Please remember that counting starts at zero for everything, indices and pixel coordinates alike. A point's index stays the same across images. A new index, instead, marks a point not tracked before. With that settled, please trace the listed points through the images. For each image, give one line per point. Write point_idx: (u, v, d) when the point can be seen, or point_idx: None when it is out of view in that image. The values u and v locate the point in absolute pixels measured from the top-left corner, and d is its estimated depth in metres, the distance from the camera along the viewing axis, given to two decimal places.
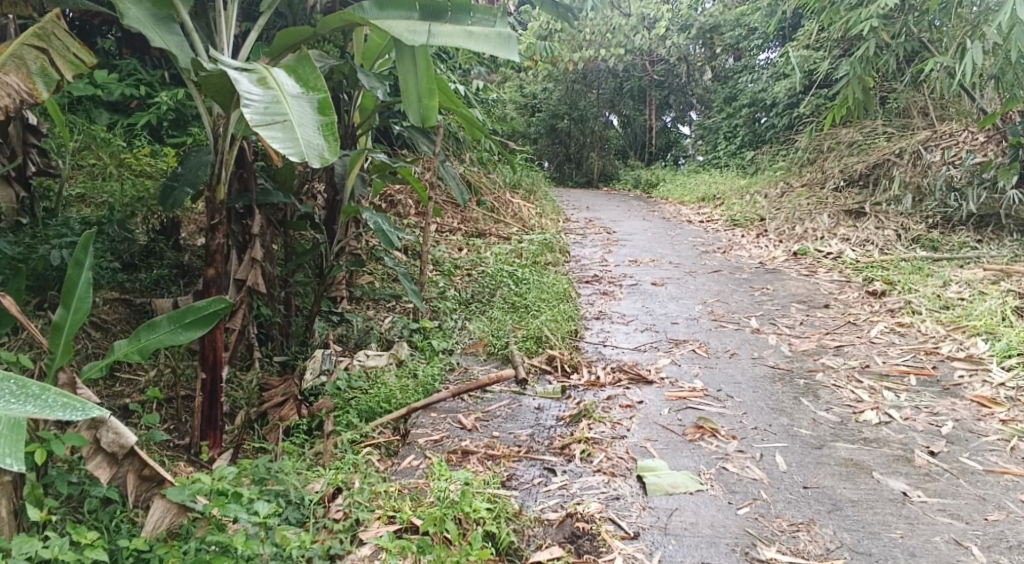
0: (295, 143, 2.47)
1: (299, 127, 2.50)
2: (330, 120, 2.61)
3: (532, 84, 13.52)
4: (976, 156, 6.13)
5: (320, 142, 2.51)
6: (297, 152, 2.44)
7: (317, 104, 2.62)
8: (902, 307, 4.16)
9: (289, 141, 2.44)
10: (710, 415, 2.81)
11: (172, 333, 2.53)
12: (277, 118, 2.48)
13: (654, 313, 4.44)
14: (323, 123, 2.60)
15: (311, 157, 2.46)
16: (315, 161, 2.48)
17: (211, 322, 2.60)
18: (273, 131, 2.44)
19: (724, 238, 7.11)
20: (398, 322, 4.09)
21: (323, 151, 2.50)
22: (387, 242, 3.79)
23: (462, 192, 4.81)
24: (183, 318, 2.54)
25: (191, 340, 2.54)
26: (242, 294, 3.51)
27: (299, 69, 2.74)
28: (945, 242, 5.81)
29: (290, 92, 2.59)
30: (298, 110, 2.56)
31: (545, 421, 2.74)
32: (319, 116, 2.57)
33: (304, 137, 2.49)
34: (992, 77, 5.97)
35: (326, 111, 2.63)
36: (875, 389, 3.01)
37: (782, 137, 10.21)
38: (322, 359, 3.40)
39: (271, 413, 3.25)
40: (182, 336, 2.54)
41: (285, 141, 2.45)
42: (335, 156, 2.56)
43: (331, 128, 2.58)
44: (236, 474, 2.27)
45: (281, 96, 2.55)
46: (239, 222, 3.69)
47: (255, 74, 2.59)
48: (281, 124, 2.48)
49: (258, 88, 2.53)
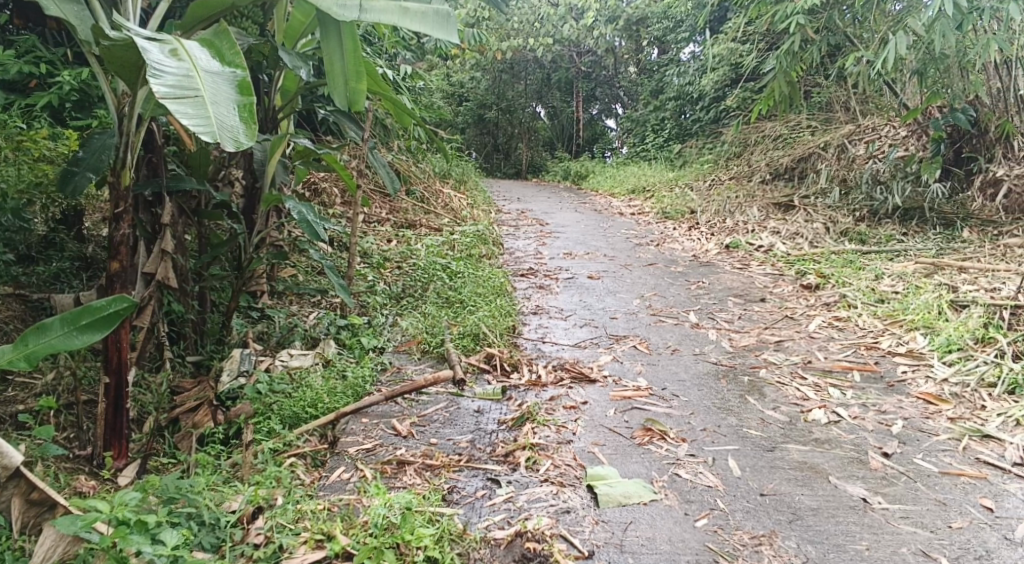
0: (206, 121, 2.19)
1: (213, 105, 2.22)
2: (250, 102, 2.33)
3: (461, 73, 13.25)
4: (897, 152, 6.43)
5: (236, 123, 2.24)
6: (208, 132, 2.17)
7: (236, 83, 2.34)
8: (837, 301, 4.26)
9: (200, 119, 2.17)
10: (657, 416, 2.70)
11: (70, 338, 2.24)
12: (187, 93, 2.20)
13: (592, 308, 4.32)
14: (242, 104, 2.32)
15: (223, 139, 2.19)
16: (229, 144, 2.21)
17: (112, 323, 2.31)
18: (182, 107, 2.16)
19: (657, 230, 7.08)
20: (325, 317, 3.83)
21: (238, 134, 2.23)
22: (312, 236, 3.45)
23: (393, 182, 4.54)
24: (78, 320, 2.25)
25: (92, 343, 2.25)
26: (151, 289, 3.23)
27: (217, 42, 2.45)
28: (872, 235, 5.93)
29: (206, 67, 2.32)
30: (214, 87, 2.28)
31: (486, 426, 2.56)
32: (238, 96, 2.29)
33: (218, 117, 2.22)
34: (914, 75, 6.12)
35: (246, 91, 2.36)
36: (821, 386, 3.04)
37: (708, 131, 10.34)
38: (241, 360, 3.15)
39: (183, 420, 2.96)
40: (77, 340, 2.24)
41: (196, 119, 2.17)
42: (252, 140, 2.29)
43: (251, 109, 2.31)
44: (139, 498, 1.97)
45: (195, 70, 2.27)
46: (147, 210, 3.36)
47: (166, 44, 2.31)
48: (193, 101, 2.20)
49: (168, 58, 2.26)
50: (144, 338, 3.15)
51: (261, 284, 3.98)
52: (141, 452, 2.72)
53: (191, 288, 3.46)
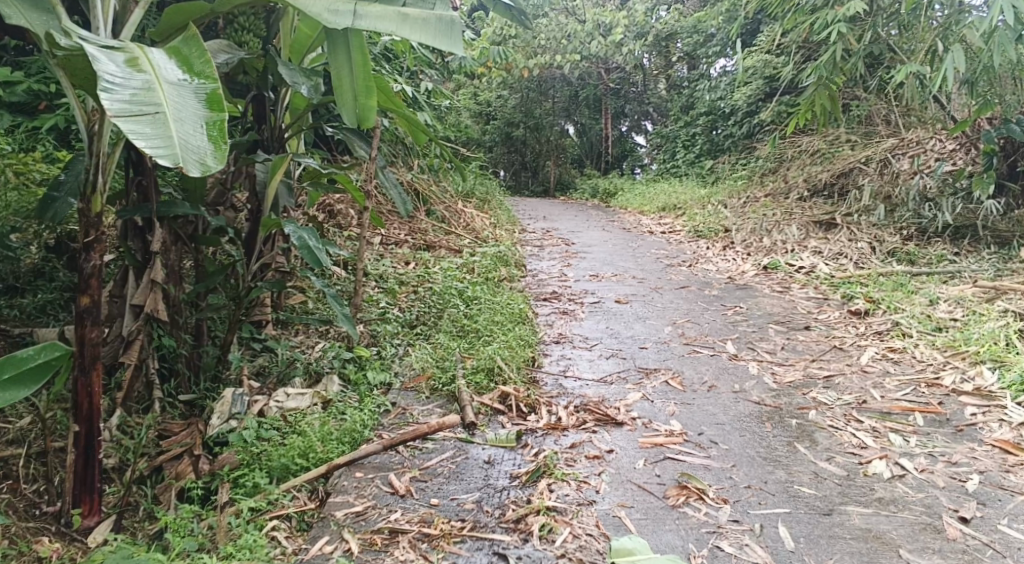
0: (168, 143, 1.99)
1: (175, 123, 2.01)
2: (220, 118, 2.12)
3: (488, 91, 13.08)
4: (945, 165, 6.03)
5: (202, 144, 2.03)
6: (168, 154, 1.96)
7: (204, 96, 2.14)
8: (890, 329, 3.88)
9: (158, 140, 1.96)
10: (693, 470, 2.36)
11: None
12: (145, 111, 1.99)
13: (620, 336, 3.99)
14: (211, 120, 2.11)
15: (186, 163, 1.98)
16: (194, 168, 1.99)
17: (42, 377, 2.31)
18: (138, 127, 1.96)
19: (689, 250, 6.75)
20: (329, 349, 3.56)
21: (204, 156, 2.02)
22: (314, 263, 3.09)
23: (404, 204, 4.22)
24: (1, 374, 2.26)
25: (15, 399, 2.27)
26: (139, 322, 3.07)
27: (185, 50, 2.23)
28: (922, 255, 5.52)
29: (170, 79, 2.10)
30: (178, 102, 2.07)
31: (496, 481, 2.25)
32: (205, 112, 2.08)
33: (181, 138, 2.01)
34: (964, 84, 5.71)
35: (215, 105, 2.14)
36: (880, 432, 2.67)
37: (742, 145, 9.97)
38: (232, 402, 2.88)
39: (168, 467, 2.71)
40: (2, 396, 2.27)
41: (155, 140, 1.96)
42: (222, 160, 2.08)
43: (220, 127, 2.09)
44: None
45: (157, 84, 2.06)
46: (137, 237, 3.14)
47: (126, 54, 2.10)
48: (151, 119, 1.99)
49: (126, 71, 2.05)
50: (131, 375, 3.02)
51: (264, 314, 3.75)
52: (115, 508, 2.46)
53: (184, 320, 3.26)
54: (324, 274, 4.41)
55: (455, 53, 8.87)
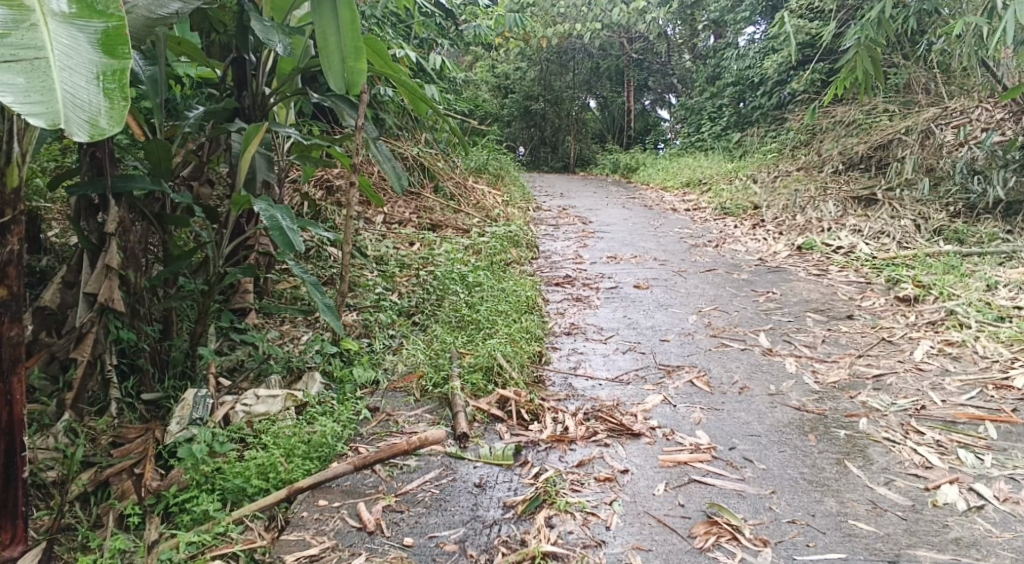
0: (48, 98, 1.73)
1: (58, 74, 1.75)
2: (119, 68, 1.84)
3: (505, 64, 12.60)
4: (994, 134, 5.52)
5: (91, 100, 1.77)
6: (48, 112, 1.72)
7: (102, 39, 1.85)
8: (945, 319, 3.45)
9: (35, 94, 1.71)
10: (722, 498, 1.99)
11: None
12: (21, 57, 1.72)
13: (639, 327, 3.59)
14: (109, 69, 1.83)
15: (68, 123, 1.74)
16: (81, 131, 1.76)
17: None
18: (10, 76, 1.69)
19: (716, 228, 6.30)
20: (313, 339, 3.20)
21: (93, 115, 1.77)
22: (286, 247, 2.67)
23: (399, 178, 3.66)
24: None
25: None
26: (92, 313, 2.72)
27: None
28: (972, 234, 5.03)
29: (59, 18, 1.81)
30: (67, 47, 1.79)
31: (486, 513, 1.94)
32: (99, 61, 1.80)
33: (66, 92, 1.75)
34: (1022, 46, 5.18)
35: (115, 51, 1.85)
36: (945, 445, 2.27)
37: (772, 117, 9.42)
38: (194, 406, 2.53)
39: (115, 481, 2.38)
40: None
41: (32, 95, 1.71)
42: (119, 118, 1.83)
43: (117, 79, 1.82)
44: None
45: (40, 24, 1.77)
46: (90, 218, 2.81)
47: None
48: (29, 67, 1.73)
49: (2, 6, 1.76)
50: (82, 373, 2.66)
51: (248, 301, 3.43)
52: (46, 534, 2.17)
53: (148, 308, 2.90)
54: (318, 256, 4.06)
55: (469, 21, 8.43)
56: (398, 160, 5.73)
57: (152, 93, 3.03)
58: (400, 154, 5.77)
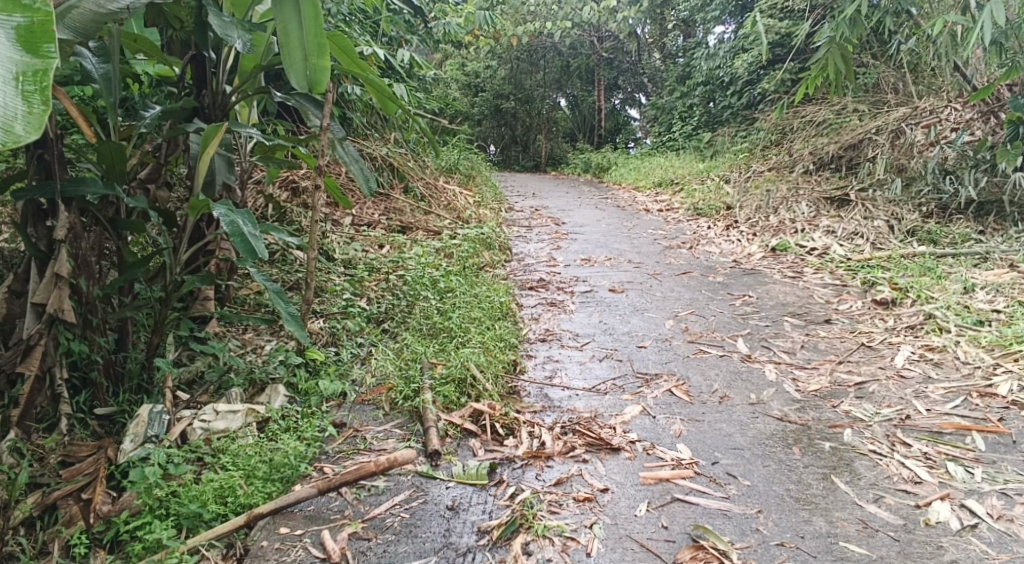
0: None
1: None
2: (39, 67, 1.77)
3: (475, 62, 12.45)
4: (965, 135, 5.53)
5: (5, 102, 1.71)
6: None
7: (22, 37, 1.79)
8: (924, 323, 3.43)
9: None
10: (707, 519, 1.95)
11: None
12: None
13: (615, 332, 3.51)
14: (30, 68, 1.77)
15: None
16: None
17: None
18: None
19: (689, 229, 6.25)
20: (277, 348, 3.06)
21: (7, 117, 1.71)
22: (248, 255, 2.52)
23: (367, 181, 3.51)
24: None
25: None
26: (41, 325, 2.54)
27: None
28: (945, 235, 5.04)
29: None
30: None
31: (459, 540, 1.86)
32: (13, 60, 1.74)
33: None
34: (992, 48, 5.20)
35: (37, 50, 1.79)
36: (934, 460, 2.26)
37: (742, 116, 9.43)
38: (148, 423, 2.37)
39: (63, 506, 2.18)
40: None
41: None
42: (40, 121, 1.76)
43: (36, 79, 1.76)
44: None
45: None
46: (40, 223, 2.61)
47: None
48: None
49: None
50: (29, 389, 2.48)
51: (208, 308, 3.28)
52: None
53: (101, 318, 2.71)
54: (283, 260, 3.93)
55: (438, 18, 8.28)
56: (366, 160, 5.58)
57: (107, 93, 2.87)
58: (368, 154, 5.62)
